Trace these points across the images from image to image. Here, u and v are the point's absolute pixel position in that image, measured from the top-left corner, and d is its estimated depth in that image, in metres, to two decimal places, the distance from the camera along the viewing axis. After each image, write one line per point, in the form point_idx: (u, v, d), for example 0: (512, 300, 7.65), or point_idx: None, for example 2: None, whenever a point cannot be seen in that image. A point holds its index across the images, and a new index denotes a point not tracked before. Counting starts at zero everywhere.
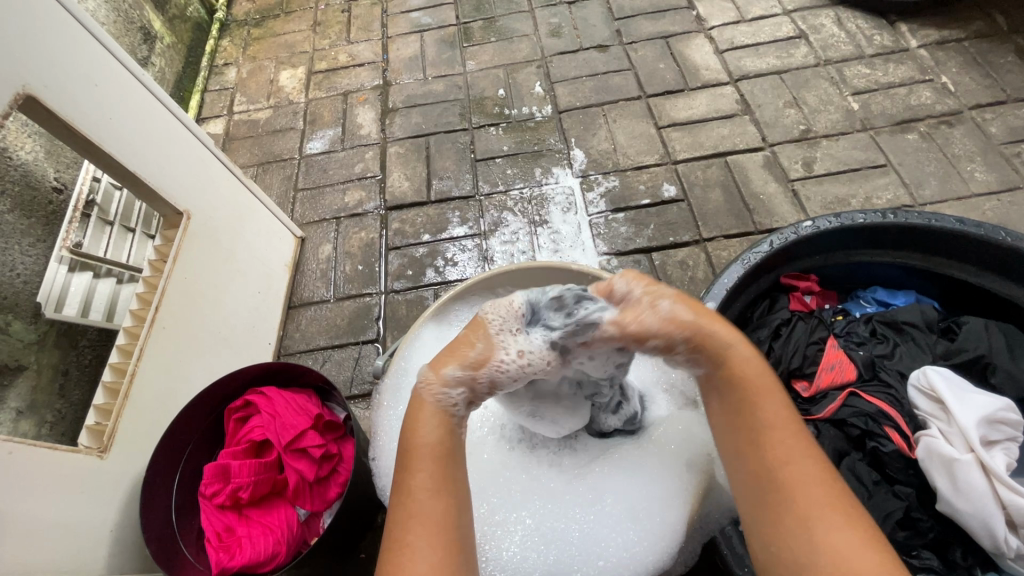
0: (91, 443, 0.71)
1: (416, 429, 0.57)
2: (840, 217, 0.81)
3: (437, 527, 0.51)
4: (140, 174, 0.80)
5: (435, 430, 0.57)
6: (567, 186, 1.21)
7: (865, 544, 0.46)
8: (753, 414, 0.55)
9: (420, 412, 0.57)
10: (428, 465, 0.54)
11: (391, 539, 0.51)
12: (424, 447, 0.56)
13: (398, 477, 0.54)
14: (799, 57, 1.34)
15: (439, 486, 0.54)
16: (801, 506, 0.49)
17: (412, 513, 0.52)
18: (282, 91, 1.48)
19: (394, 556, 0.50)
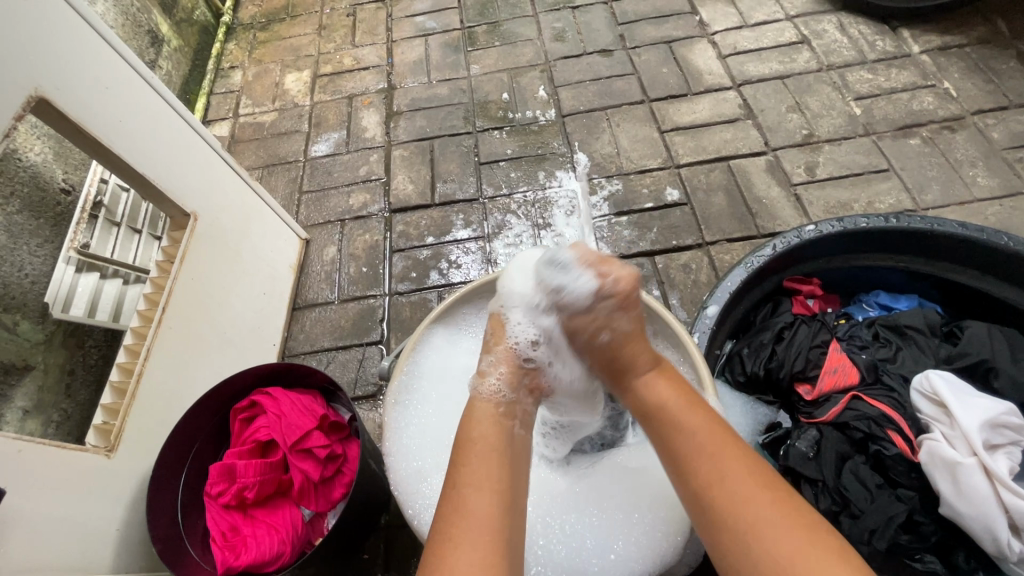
0: (98, 441, 0.71)
1: (471, 429, 0.61)
2: (843, 221, 0.81)
3: (489, 526, 0.52)
4: (149, 175, 0.81)
5: (491, 433, 0.60)
6: (571, 190, 1.22)
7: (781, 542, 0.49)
8: (676, 433, 0.57)
9: (476, 412, 0.62)
10: (485, 462, 0.57)
11: (443, 534, 0.52)
12: (480, 443, 0.59)
13: (455, 473, 0.56)
14: (801, 62, 1.35)
15: (494, 487, 0.55)
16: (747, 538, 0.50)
17: (467, 508, 0.53)
18: (287, 95, 1.49)
19: (446, 548, 0.50)
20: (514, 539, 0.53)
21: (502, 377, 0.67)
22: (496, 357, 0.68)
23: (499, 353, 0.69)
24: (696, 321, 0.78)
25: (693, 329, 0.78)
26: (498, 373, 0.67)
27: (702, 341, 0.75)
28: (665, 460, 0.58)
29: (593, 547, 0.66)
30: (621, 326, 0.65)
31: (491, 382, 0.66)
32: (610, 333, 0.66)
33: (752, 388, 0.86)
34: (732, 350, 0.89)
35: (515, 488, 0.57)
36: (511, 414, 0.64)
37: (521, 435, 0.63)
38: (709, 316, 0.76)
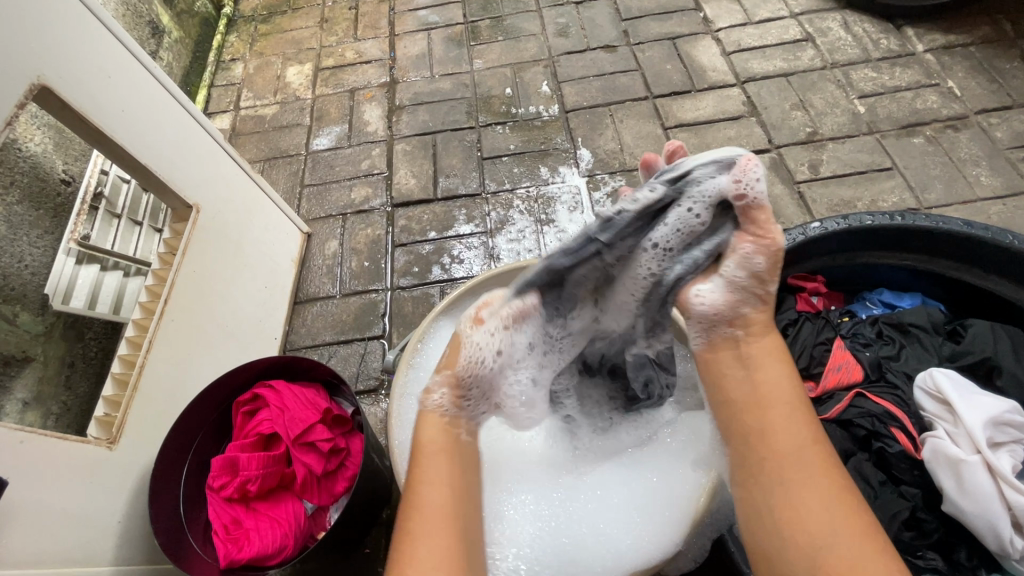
0: (100, 433, 0.71)
1: (423, 432, 0.60)
2: (848, 219, 0.81)
3: (448, 522, 0.54)
4: (150, 165, 0.80)
5: (441, 430, 0.60)
6: (573, 186, 1.21)
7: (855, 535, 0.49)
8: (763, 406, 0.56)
9: (426, 414, 0.60)
10: (437, 464, 0.57)
11: (397, 537, 0.53)
12: (432, 446, 0.59)
13: (407, 478, 0.57)
14: (805, 60, 1.35)
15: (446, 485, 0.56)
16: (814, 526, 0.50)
17: (419, 506, 0.54)
18: (289, 87, 1.48)
19: (398, 556, 0.52)
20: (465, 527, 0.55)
21: (448, 395, 0.61)
22: (442, 378, 0.60)
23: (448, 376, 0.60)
24: None
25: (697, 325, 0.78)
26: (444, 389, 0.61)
27: None
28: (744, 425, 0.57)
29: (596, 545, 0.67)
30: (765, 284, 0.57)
31: (436, 397, 0.60)
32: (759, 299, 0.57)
33: None
34: None
35: (465, 480, 0.58)
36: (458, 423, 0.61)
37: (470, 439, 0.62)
38: None
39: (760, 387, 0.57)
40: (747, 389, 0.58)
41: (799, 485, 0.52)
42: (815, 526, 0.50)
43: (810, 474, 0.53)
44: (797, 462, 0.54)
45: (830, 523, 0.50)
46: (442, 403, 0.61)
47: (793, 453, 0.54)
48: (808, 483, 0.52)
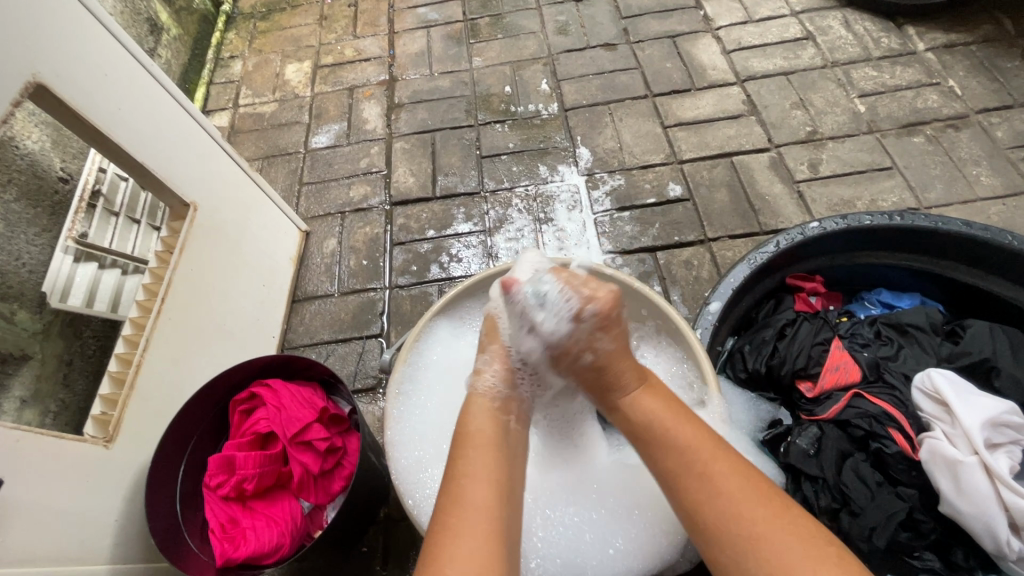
0: (96, 432, 0.71)
1: (470, 424, 0.61)
2: (847, 219, 0.81)
3: (490, 513, 0.53)
4: (147, 164, 0.80)
5: (485, 422, 0.62)
6: (573, 184, 1.21)
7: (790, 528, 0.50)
8: (660, 444, 0.58)
9: (471, 405, 0.63)
10: (480, 454, 0.57)
11: (442, 523, 0.52)
12: (479, 436, 0.59)
13: (452, 466, 0.57)
14: (806, 59, 1.34)
15: (492, 476, 0.55)
16: (755, 535, 0.50)
17: (463, 496, 0.53)
18: (288, 85, 1.48)
19: (442, 540, 0.50)
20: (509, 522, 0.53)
21: (499, 376, 0.66)
22: (491, 357, 0.68)
23: (493, 351, 0.68)
24: (698, 317, 0.78)
25: (695, 325, 0.78)
26: (493, 370, 0.67)
27: (704, 337, 0.75)
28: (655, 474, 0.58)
29: (595, 546, 0.67)
30: (604, 344, 0.64)
31: (488, 379, 0.66)
32: (594, 352, 0.64)
33: (753, 384, 0.86)
34: (734, 347, 0.88)
35: (512, 479, 0.57)
36: (507, 410, 0.64)
37: (517, 429, 0.63)
38: (712, 313, 0.76)
39: (647, 430, 0.59)
40: (642, 438, 0.60)
41: (723, 501, 0.52)
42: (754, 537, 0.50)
43: (731, 480, 0.53)
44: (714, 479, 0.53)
45: (750, 507, 0.51)
46: (494, 384, 0.66)
47: (704, 472, 0.54)
48: (732, 494, 0.52)
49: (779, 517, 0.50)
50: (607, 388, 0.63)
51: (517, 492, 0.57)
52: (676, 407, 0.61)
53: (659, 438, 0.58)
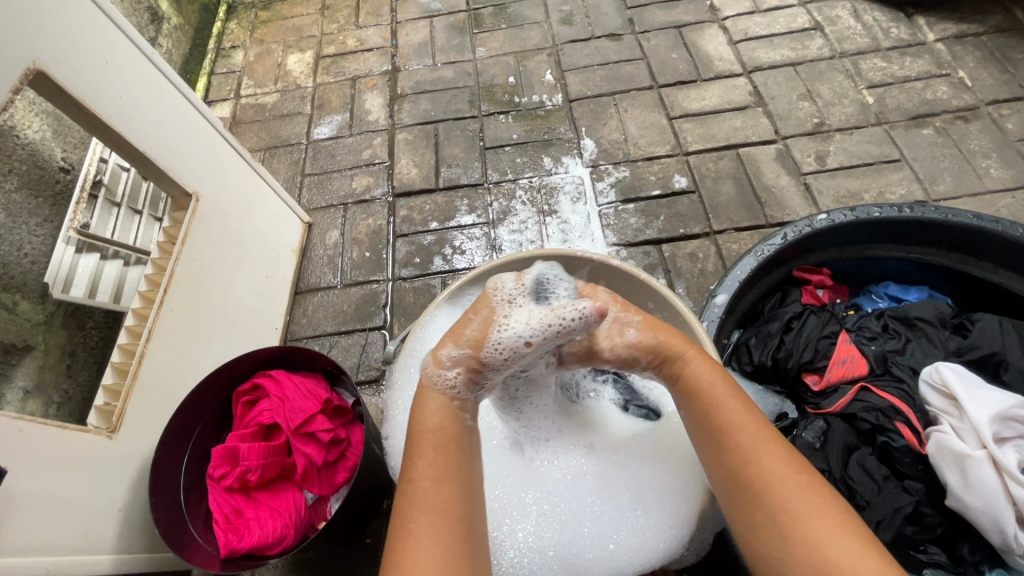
0: (100, 422, 0.71)
1: (423, 416, 0.58)
2: (856, 211, 0.80)
3: (446, 517, 0.52)
4: (149, 153, 0.79)
5: (441, 416, 0.58)
6: (577, 176, 1.20)
7: (837, 523, 0.48)
8: (713, 417, 0.55)
9: (425, 397, 0.58)
10: (437, 454, 0.56)
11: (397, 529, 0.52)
12: (431, 433, 0.57)
13: (406, 467, 0.55)
14: (814, 49, 1.33)
15: (447, 478, 0.55)
16: (795, 526, 0.48)
17: (417, 498, 0.53)
18: (290, 75, 1.46)
19: (399, 549, 0.51)
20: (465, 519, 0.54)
21: (460, 377, 0.58)
22: (460, 356, 0.58)
23: (466, 349, 0.58)
24: (703, 309, 0.77)
25: (701, 317, 0.77)
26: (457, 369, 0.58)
27: (710, 330, 0.74)
28: (705, 444, 0.56)
29: (595, 538, 0.67)
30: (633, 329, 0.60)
31: (447, 377, 0.58)
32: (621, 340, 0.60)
33: (758, 377, 0.86)
34: (739, 339, 0.88)
35: (465, 473, 0.57)
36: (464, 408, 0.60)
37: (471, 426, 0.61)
38: (718, 305, 0.76)
39: (701, 401, 0.56)
40: (693, 408, 0.57)
41: (771, 484, 0.50)
42: (794, 525, 0.48)
43: (783, 469, 0.51)
44: (764, 463, 0.51)
45: (795, 496, 0.49)
46: (454, 384, 0.59)
47: (757, 452, 0.52)
48: (780, 478, 0.50)
49: (826, 510, 0.48)
50: (664, 359, 0.59)
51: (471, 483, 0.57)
52: (730, 382, 0.57)
53: (713, 413, 0.55)
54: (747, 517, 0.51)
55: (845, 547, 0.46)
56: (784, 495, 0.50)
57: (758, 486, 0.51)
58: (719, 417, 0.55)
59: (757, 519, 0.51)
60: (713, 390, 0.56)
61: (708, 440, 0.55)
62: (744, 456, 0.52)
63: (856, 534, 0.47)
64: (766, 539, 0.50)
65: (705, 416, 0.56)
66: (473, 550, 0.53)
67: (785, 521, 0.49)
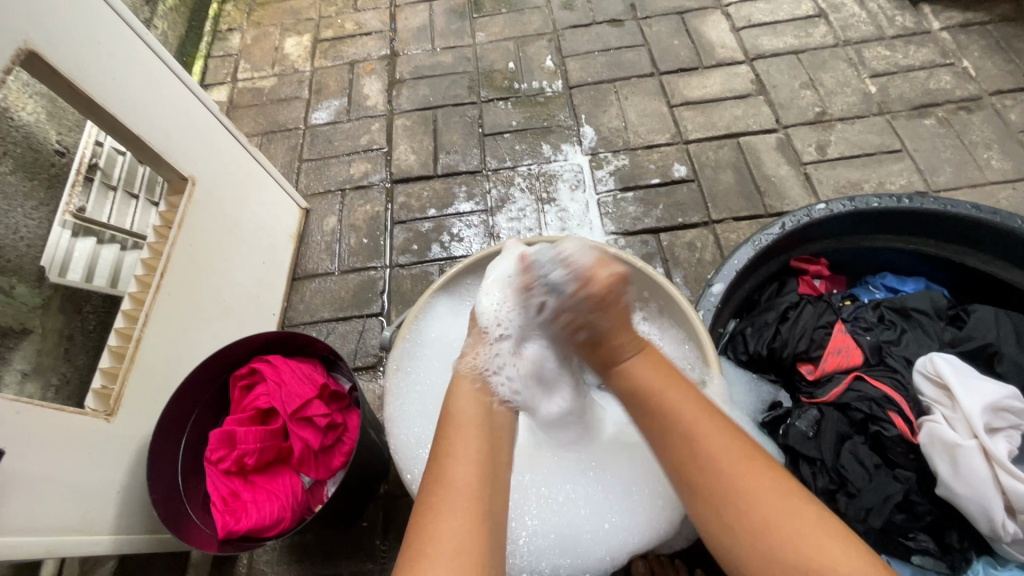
0: (97, 405, 0.71)
1: (460, 406, 0.62)
2: (854, 201, 0.79)
3: (472, 493, 0.54)
4: (144, 137, 0.78)
5: (473, 406, 0.62)
6: (576, 164, 1.19)
7: (783, 500, 0.51)
8: (658, 414, 0.59)
9: (458, 389, 0.64)
10: (465, 435, 0.59)
11: (426, 503, 0.53)
12: (464, 419, 0.61)
13: (437, 447, 0.58)
14: (817, 37, 1.31)
15: (474, 458, 0.57)
16: (745, 508, 0.51)
17: (448, 475, 0.55)
18: (287, 59, 1.45)
19: (427, 518, 0.52)
20: (496, 508, 0.54)
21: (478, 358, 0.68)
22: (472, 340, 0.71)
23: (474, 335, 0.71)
24: (700, 298, 0.78)
25: (697, 307, 0.77)
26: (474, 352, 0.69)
27: (706, 319, 0.75)
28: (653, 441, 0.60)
29: (591, 519, 0.68)
30: (604, 323, 0.64)
31: (470, 361, 0.68)
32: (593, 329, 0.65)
33: (754, 366, 0.86)
34: (735, 329, 0.88)
35: (494, 456, 0.59)
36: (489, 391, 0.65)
37: (502, 412, 0.65)
38: (714, 295, 0.76)
39: (646, 397, 0.61)
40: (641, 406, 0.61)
41: (717, 473, 0.54)
42: (743, 510, 0.51)
43: (730, 459, 0.54)
44: (708, 455, 0.55)
45: (742, 481, 0.53)
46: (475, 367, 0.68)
47: (701, 444, 0.55)
48: (724, 467, 0.54)
49: (770, 488, 0.52)
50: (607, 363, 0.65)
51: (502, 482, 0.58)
52: (671, 375, 0.62)
53: (652, 409, 0.60)
54: (701, 507, 0.54)
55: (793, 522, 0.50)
56: (732, 482, 0.53)
57: (703, 478, 0.54)
58: (662, 413, 0.59)
59: (711, 511, 0.53)
60: (656, 388, 0.60)
61: (655, 435, 0.59)
62: (692, 448, 0.56)
63: (804, 508, 0.51)
64: (722, 526, 0.52)
65: (652, 412, 0.60)
66: (498, 529, 0.54)
67: (730, 506, 0.52)
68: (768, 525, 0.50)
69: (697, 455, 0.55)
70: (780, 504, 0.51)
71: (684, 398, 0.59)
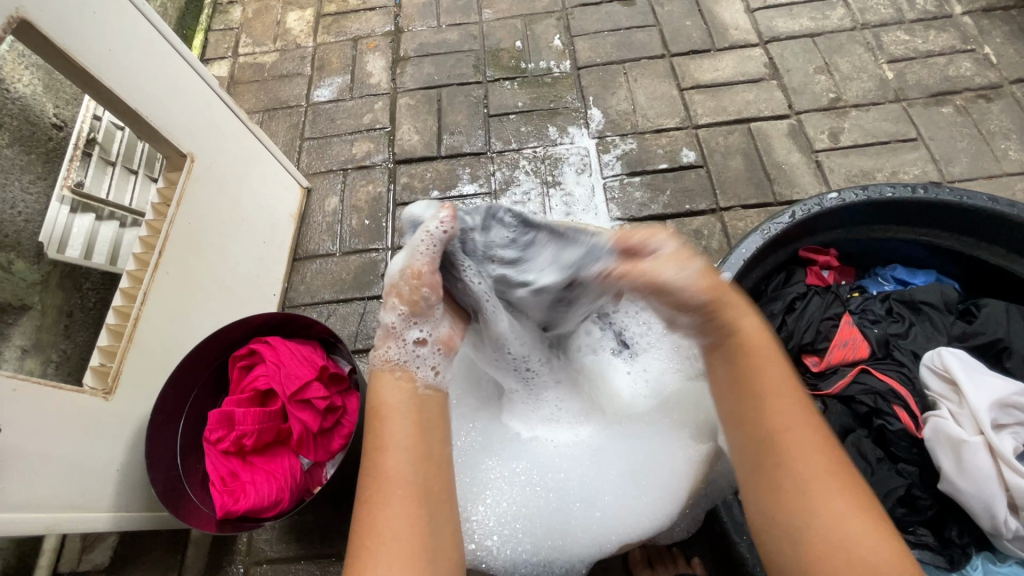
0: (95, 383, 0.70)
1: (386, 392, 0.57)
2: (868, 190, 0.77)
3: (407, 488, 0.52)
4: (141, 110, 0.76)
5: (401, 390, 0.58)
6: (583, 147, 1.17)
7: (872, 529, 0.47)
8: (758, 404, 0.53)
9: (383, 377, 0.58)
10: (395, 424, 0.55)
11: (365, 499, 0.52)
12: (392, 406, 0.56)
13: (369, 439, 0.55)
14: (834, 20, 1.27)
15: (407, 448, 0.54)
16: (831, 528, 0.47)
17: (380, 472, 0.52)
18: (289, 34, 1.41)
19: (364, 521, 0.50)
20: (434, 488, 0.53)
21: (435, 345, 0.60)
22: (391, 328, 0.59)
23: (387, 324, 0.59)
24: None
25: None
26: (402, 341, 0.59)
27: None
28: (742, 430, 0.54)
29: (584, 505, 0.68)
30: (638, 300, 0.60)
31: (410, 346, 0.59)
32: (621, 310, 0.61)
33: None
34: None
35: (430, 441, 0.56)
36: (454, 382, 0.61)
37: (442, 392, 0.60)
38: None
39: (749, 380, 0.54)
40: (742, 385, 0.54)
41: (811, 486, 0.49)
42: (829, 531, 0.47)
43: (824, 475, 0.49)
44: (807, 463, 0.50)
45: (830, 498, 0.48)
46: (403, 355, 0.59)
47: (798, 450, 0.50)
48: (819, 481, 0.49)
49: (859, 513, 0.48)
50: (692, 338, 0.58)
51: (444, 458, 0.56)
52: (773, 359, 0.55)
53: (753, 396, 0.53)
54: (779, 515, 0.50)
55: (878, 553, 0.46)
56: (823, 501, 0.48)
57: (797, 488, 0.49)
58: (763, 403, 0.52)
59: (792, 522, 0.49)
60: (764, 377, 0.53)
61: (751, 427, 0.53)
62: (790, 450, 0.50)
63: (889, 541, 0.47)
64: (800, 536, 0.49)
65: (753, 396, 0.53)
66: (441, 513, 0.53)
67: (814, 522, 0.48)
68: (853, 552, 0.46)
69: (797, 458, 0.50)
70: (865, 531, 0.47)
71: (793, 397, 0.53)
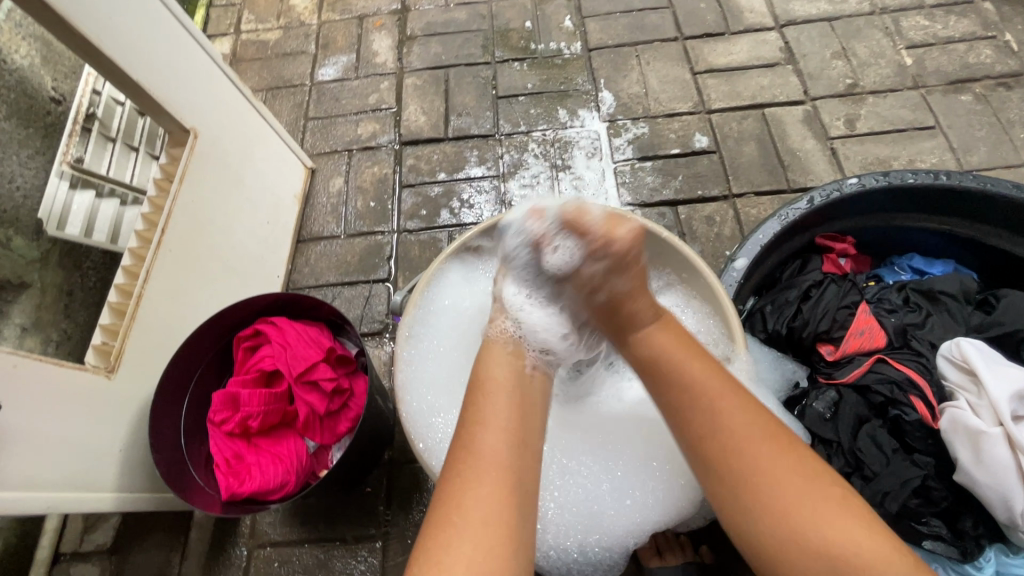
0: (97, 361, 0.68)
1: (489, 369, 0.59)
2: (890, 175, 0.75)
3: (502, 466, 0.51)
4: (142, 82, 0.74)
5: (504, 368, 0.59)
6: (593, 131, 1.15)
7: (829, 503, 0.49)
8: (689, 392, 0.55)
9: (489, 353, 0.61)
10: (495, 401, 0.56)
11: (454, 470, 0.51)
12: (494, 384, 0.57)
13: (466, 413, 0.55)
14: (852, 4, 1.24)
15: (506, 427, 0.54)
16: (788, 505, 0.49)
17: (475, 446, 0.52)
18: (293, 11, 1.38)
19: (451, 490, 0.50)
20: (525, 480, 0.51)
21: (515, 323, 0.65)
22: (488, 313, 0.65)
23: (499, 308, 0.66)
24: (722, 272, 0.75)
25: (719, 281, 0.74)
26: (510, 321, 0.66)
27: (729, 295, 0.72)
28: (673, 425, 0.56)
29: (612, 495, 0.67)
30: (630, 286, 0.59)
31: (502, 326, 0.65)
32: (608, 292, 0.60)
33: (773, 346, 0.83)
34: (754, 306, 0.86)
35: (527, 425, 0.55)
36: (520, 355, 0.62)
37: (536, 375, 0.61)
38: (737, 269, 0.73)
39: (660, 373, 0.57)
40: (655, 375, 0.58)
41: (757, 467, 0.51)
42: (785, 512, 0.49)
43: (773, 461, 0.51)
44: (750, 447, 0.51)
45: (779, 479, 0.50)
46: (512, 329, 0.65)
47: (742, 440, 0.52)
48: (764, 466, 0.51)
49: (818, 497, 0.49)
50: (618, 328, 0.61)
51: (534, 453, 0.55)
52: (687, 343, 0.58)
53: (683, 390, 0.55)
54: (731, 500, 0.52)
55: (841, 534, 0.47)
56: (770, 482, 0.50)
57: (743, 480, 0.51)
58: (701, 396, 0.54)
59: (743, 507, 0.51)
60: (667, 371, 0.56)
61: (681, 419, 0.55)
62: (728, 437, 0.52)
63: (860, 522, 0.48)
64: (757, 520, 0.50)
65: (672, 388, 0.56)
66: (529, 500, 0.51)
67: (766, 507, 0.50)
68: (803, 526, 0.48)
69: (741, 443, 0.52)
70: (827, 509, 0.48)
71: (719, 387, 0.54)
